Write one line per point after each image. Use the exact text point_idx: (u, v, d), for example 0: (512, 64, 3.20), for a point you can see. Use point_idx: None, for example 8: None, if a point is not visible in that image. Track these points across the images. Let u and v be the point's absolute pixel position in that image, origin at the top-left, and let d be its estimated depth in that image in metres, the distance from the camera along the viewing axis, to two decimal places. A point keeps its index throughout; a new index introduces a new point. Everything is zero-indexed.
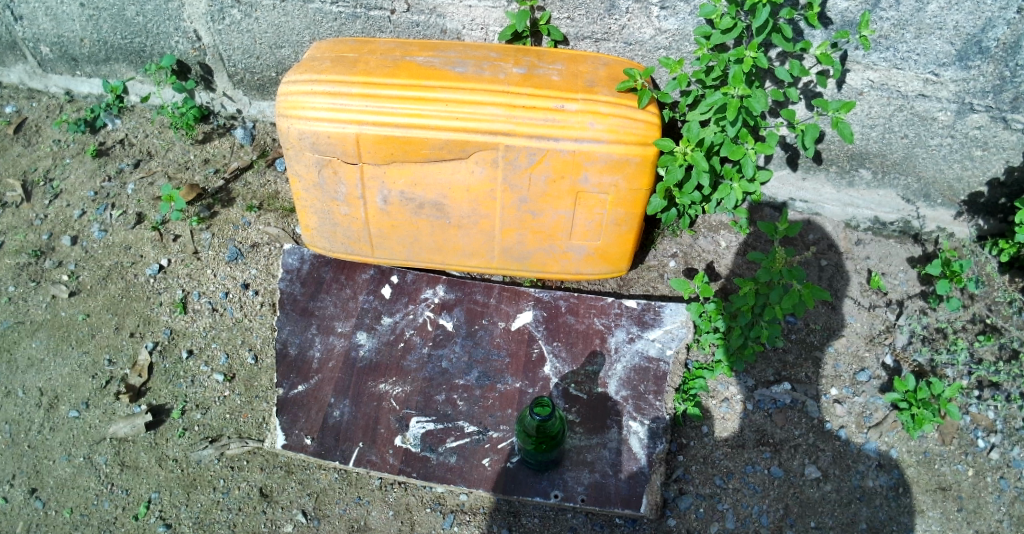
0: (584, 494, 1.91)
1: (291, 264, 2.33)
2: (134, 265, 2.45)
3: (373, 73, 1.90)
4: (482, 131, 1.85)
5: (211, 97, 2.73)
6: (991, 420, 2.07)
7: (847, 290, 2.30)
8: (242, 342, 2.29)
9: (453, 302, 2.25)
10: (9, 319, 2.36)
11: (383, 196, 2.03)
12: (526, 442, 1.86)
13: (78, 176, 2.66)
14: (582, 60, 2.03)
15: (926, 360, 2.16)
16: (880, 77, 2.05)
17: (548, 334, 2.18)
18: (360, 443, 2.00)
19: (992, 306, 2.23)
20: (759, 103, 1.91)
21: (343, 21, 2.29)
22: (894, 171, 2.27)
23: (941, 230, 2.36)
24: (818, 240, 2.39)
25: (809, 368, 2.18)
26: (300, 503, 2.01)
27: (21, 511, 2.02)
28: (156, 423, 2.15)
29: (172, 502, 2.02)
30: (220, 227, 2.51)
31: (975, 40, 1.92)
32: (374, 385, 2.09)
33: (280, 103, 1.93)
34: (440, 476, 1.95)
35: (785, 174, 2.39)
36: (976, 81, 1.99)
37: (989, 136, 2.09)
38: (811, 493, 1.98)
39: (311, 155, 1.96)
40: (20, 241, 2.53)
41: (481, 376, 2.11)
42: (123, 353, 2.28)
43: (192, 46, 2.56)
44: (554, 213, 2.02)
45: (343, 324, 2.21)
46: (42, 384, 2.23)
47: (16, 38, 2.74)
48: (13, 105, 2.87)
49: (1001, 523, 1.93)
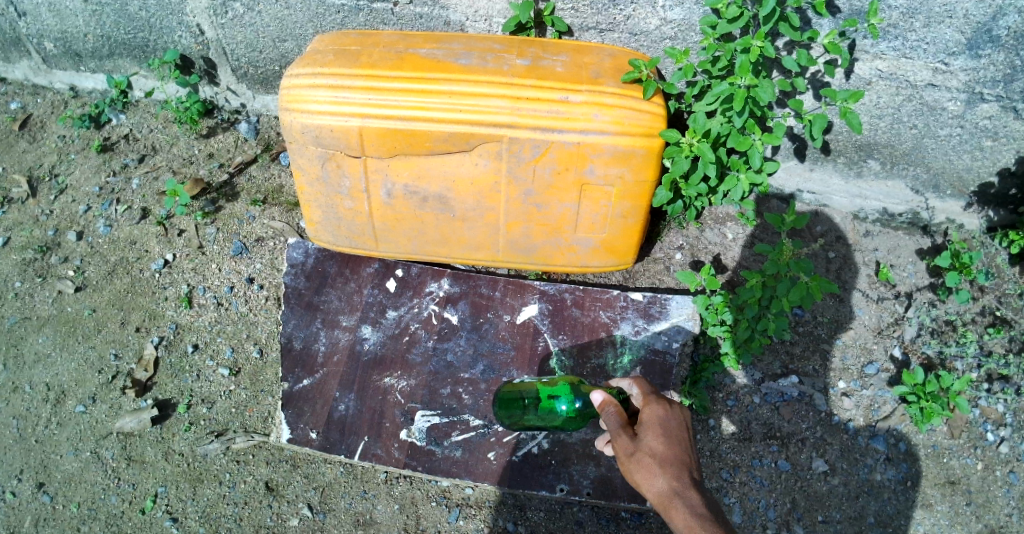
0: (590, 488, 1.94)
1: (296, 258, 2.30)
2: (140, 261, 2.45)
3: (377, 65, 1.89)
4: (487, 123, 1.84)
5: (216, 91, 2.71)
6: (1001, 413, 2.08)
7: (855, 282, 2.28)
8: (248, 336, 2.29)
9: (458, 295, 2.22)
10: (17, 315, 2.38)
11: (388, 190, 2.01)
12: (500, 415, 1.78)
13: (83, 172, 2.66)
14: (587, 51, 2.00)
15: (934, 353, 2.16)
16: (889, 66, 2.01)
17: (554, 327, 2.17)
18: (365, 437, 2.02)
19: (1002, 298, 2.22)
20: (767, 94, 1.88)
21: (347, 14, 2.28)
22: (903, 162, 2.23)
23: (951, 221, 2.33)
24: (826, 232, 2.37)
25: (817, 361, 2.17)
26: (305, 497, 2.04)
27: (29, 506, 2.08)
28: (162, 418, 2.17)
29: (179, 496, 2.07)
30: (225, 221, 2.50)
31: (986, 28, 1.87)
32: (379, 379, 2.10)
33: (283, 96, 1.92)
34: (446, 469, 1.98)
35: (792, 165, 2.36)
36: (987, 70, 1.95)
37: (1000, 126, 2.06)
38: (819, 487, 2.02)
39: (315, 149, 1.94)
40: (25, 237, 2.53)
41: (486, 369, 2.10)
42: (129, 348, 2.29)
43: (196, 40, 2.54)
44: (560, 206, 2.00)
45: (349, 318, 2.20)
46: (49, 379, 2.26)
47: (19, 34, 2.71)
48: (19, 102, 2.87)
49: (1010, 517, 1.97)
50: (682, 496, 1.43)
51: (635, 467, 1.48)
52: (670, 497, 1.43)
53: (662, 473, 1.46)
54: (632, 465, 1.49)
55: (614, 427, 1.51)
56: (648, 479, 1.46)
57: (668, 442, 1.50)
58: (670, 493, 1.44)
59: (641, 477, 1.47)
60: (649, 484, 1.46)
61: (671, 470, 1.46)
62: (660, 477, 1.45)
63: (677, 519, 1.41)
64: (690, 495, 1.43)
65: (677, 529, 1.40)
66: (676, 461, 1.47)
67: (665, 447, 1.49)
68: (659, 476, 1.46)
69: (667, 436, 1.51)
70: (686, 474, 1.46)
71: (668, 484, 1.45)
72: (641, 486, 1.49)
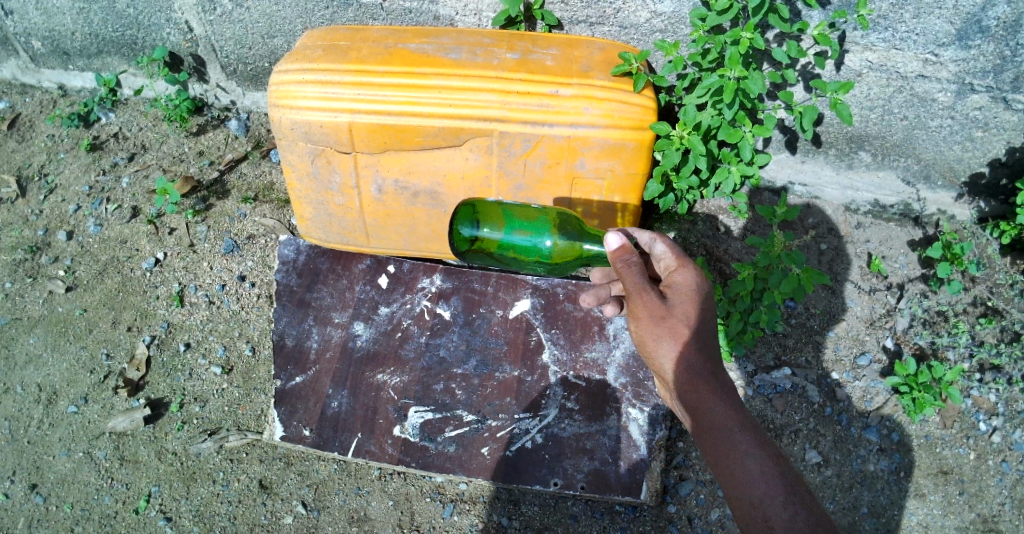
0: (584, 482, 1.94)
1: (288, 255, 2.30)
2: (131, 260, 2.43)
3: (366, 60, 1.88)
4: (477, 118, 1.83)
5: (205, 89, 2.70)
6: (992, 403, 2.09)
7: (847, 273, 2.29)
8: (240, 334, 2.28)
9: (451, 291, 2.22)
10: (7, 316, 2.36)
11: (379, 185, 2.00)
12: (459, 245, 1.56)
13: (73, 171, 2.64)
14: (578, 44, 1.99)
15: (927, 343, 2.17)
16: (879, 58, 2.00)
17: (546, 321, 2.16)
18: (359, 434, 2.02)
19: (994, 288, 2.22)
20: (757, 85, 1.89)
21: (336, 9, 2.27)
22: (894, 153, 2.23)
23: (942, 213, 2.33)
24: (818, 224, 2.38)
25: (809, 353, 2.18)
26: (300, 495, 2.04)
27: (21, 507, 2.07)
28: (155, 417, 2.16)
29: (173, 495, 2.06)
30: (216, 219, 2.49)
31: (975, 19, 1.87)
32: (372, 376, 2.09)
33: (272, 93, 1.91)
34: (439, 465, 1.98)
35: (784, 157, 2.36)
36: (977, 61, 1.94)
37: (990, 117, 2.05)
38: (812, 478, 2.02)
39: (304, 146, 1.93)
40: (15, 237, 2.52)
41: (479, 365, 2.10)
42: (121, 347, 2.28)
43: (184, 37, 2.52)
44: (551, 200, 1.99)
45: (341, 315, 2.19)
46: (41, 379, 2.25)
47: (6, 33, 2.69)
48: (7, 101, 2.85)
49: (1003, 506, 1.98)
50: (713, 376, 1.39)
51: (662, 333, 1.40)
52: (700, 373, 1.40)
53: (693, 346, 1.40)
54: (658, 331, 1.40)
55: (642, 286, 1.37)
56: (678, 349, 1.40)
57: (701, 315, 1.42)
58: (700, 369, 1.39)
59: (669, 345, 1.40)
60: (678, 355, 1.40)
61: (702, 347, 1.40)
62: (691, 350, 1.39)
63: (707, 400, 1.38)
64: (718, 375, 1.40)
65: (705, 408, 1.38)
66: (707, 334, 1.41)
67: (696, 318, 1.41)
68: (691, 347, 1.39)
69: (700, 307, 1.42)
70: (715, 349, 1.42)
71: (699, 360, 1.40)
72: (662, 354, 1.42)
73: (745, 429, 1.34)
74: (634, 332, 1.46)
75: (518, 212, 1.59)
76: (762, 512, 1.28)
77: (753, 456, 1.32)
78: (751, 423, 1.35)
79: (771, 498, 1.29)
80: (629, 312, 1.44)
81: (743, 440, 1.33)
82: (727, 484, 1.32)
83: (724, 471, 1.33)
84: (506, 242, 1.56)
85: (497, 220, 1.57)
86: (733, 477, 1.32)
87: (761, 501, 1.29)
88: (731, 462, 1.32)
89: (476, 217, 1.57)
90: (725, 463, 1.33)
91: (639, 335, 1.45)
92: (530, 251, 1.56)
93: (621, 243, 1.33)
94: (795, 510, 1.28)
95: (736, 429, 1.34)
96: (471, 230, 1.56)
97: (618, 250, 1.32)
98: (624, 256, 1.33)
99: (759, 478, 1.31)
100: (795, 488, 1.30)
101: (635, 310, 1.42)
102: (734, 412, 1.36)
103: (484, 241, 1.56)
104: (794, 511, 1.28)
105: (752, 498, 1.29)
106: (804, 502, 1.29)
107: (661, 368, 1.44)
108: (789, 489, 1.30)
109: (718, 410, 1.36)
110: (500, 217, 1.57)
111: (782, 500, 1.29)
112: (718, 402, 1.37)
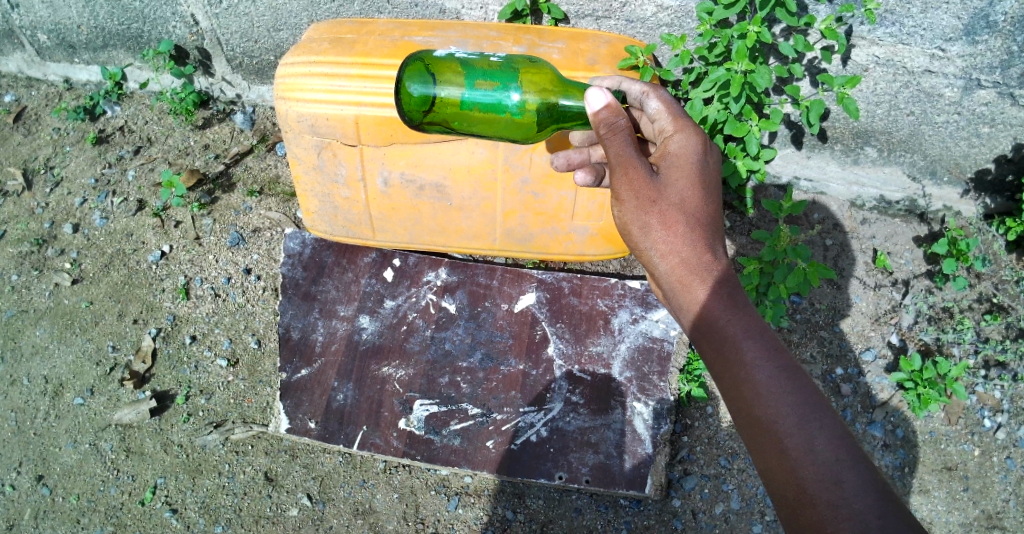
0: (589, 475, 1.95)
1: (293, 248, 2.30)
2: (137, 252, 2.44)
3: (372, 53, 1.85)
4: None
5: (211, 82, 2.70)
6: (997, 399, 2.09)
7: (852, 269, 2.28)
8: (245, 327, 2.28)
9: (456, 285, 2.22)
10: (14, 308, 2.37)
11: (384, 179, 2.00)
12: (412, 111, 1.46)
13: (78, 164, 2.65)
14: (584, 38, 1.94)
15: (932, 339, 2.17)
16: (886, 53, 1.99)
17: (552, 315, 2.17)
18: (364, 426, 2.03)
19: (999, 284, 2.23)
20: (763, 79, 1.89)
21: (342, 3, 2.27)
22: (900, 149, 2.23)
23: (948, 209, 2.33)
24: (823, 220, 2.37)
25: (814, 347, 2.18)
26: (305, 487, 2.05)
27: (28, 498, 2.09)
28: (161, 409, 2.17)
29: (178, 487, 2.07)
30: (222, 212, 2.49)
31: (984, 14, 1.85)
32: (377, 368, 2.10)
33: (278, 85, 1.89)
34: (445, 458, 1.99)
35: (789, 153, 2.36)
36: (984, 56, 1.93)
37: (997, 113, 2.04)
38: None
39: (311, 139, 1.92)
40: (21, 230, 2.53)
41: (484, 358, 2.11)
42: (127, 339, 2.29)
43: (190, 30, 2.52)
44: (556, 194, 1.97)
45: (346, 308, 2.20)
46: (47, 372, 2.26)
47: (13, 26, 2.69)
48: (13, 94, 2.85)
49: (1007, 503, 1.98)
50: (710, 268, 1.33)
51: (651, 220, 1.36)
52: (689, 261, 1.34)
53: (687, 231, 1.35)
54: (647, 216, 1.36)
55: (628, 158, 1.33)
56: (668, 239, 1.36)
57: (695, 197, 1.37)
58: (693, 264, 1.34)
59: (657, 233, 1.36)
60: (668, 247, 1.36)
61: (698, 233, 1.35)
62: (682, 239, 1.35)
63: (697, 289, 1.32)
64: (713, 265, 1.33)
65: (695, 296, 1.32)
66: (702, 221, 1.36)
67: (693, 200, 1.36)
68: (682, 228, 1.35)
69: (697, 189, 1.37)
70: (712, 237, 1.36)
71: (691, 249, 1.34)
72: (652, 246, 1.38)
73: (749, 336, 1.27)
74: (620, 219, 1.42)
75: (477, 64, 1.46)
76: (773, 429, 1.20)
77: (758, 366, 1.23)
78: (757, 329, 1.28)
79: (781, 414, 1.20)
80: (614, 195, 1.40)
81: (745, 349, 1.26)
82: (732, 397, 1.25)
83: (726, 381, 1.26)
84: (467, 99, 1.44)
85: (454, 75, 1.43)
86: (737, 388, 1.24)
87: (771, 417, 1.20)
88: (735, 373, 1.25)
89: (429, 74, 1.44)
90: (728, 368, 1.26)
91: (627, 226, 1.40)
92: (493, 109, 1.45)
93: (606, 102, 1.29)
94: (812, 430, 1.18)
95: (737, 337, 1.27)
96: (421, 89, 1.44)
97: (603, 112, 1.29)
98: (610, 117, 1.30)
99: (767, 389, 1.22)
100: (810, 400, 1.20)
101: (621, 194, 1.38)
102: (735, 315, 1.28)
103: (441, 102, 1.44)
104: (809, 429, 1.18)
105: (759, 414, 1.21)
106: (822, 418, 1.19)
107: (651, 263, 1.40)
108: (801, 400, 1.20)
109: (716, 313, 1.29)
110: (457, 70, 1.44)
111: (794, 416, 1.19)
112: (718, 301, 1.30)
